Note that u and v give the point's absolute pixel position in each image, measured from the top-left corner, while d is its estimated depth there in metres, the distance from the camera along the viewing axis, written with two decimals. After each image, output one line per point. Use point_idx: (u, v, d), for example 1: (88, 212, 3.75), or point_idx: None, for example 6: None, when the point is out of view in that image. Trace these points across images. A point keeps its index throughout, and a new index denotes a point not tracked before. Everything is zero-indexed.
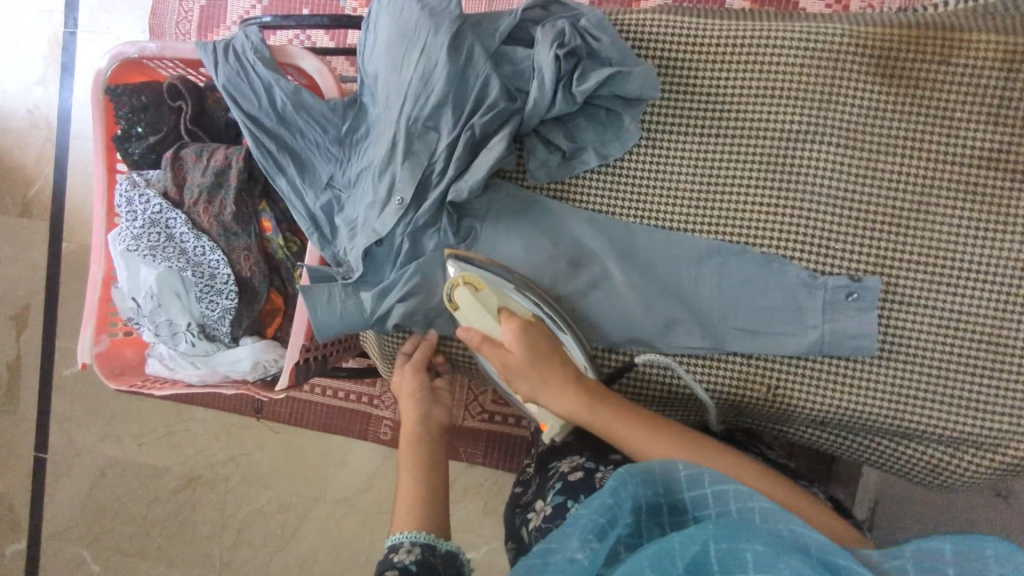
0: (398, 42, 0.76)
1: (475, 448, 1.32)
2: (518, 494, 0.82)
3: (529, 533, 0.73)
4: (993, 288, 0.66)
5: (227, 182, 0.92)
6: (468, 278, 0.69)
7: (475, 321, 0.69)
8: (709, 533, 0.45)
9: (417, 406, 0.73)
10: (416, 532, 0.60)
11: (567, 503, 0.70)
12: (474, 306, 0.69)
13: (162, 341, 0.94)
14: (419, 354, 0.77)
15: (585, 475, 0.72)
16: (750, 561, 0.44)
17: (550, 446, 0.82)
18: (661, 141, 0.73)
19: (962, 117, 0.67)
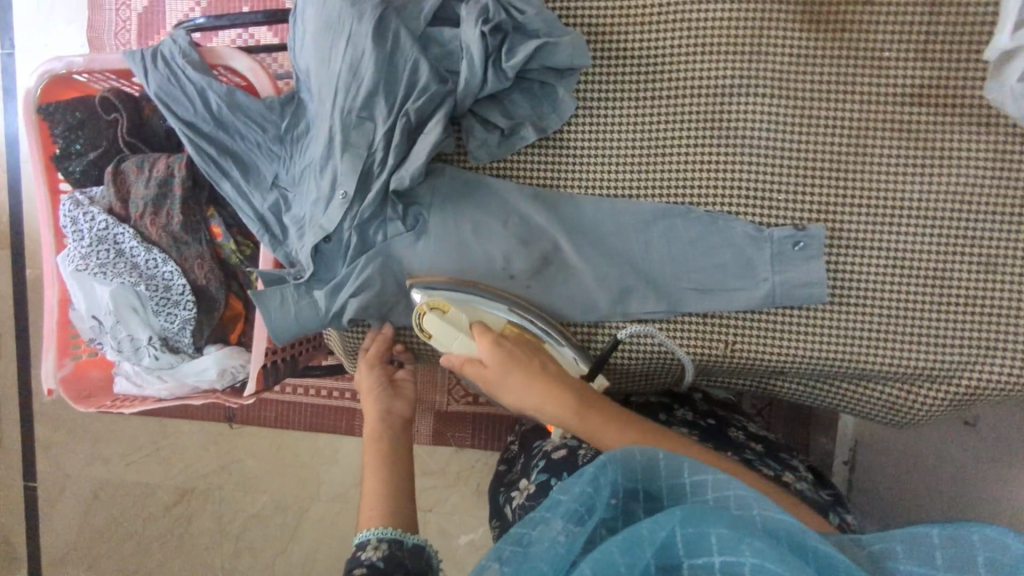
0: (322, 34, 0.74)
1: (463, 431, 1.33)
2: (502, 474, 0.82)
3: (512, 510, 0.73)
4: (933, 223, 0.67)
5: (171, 192, 0.90)
6: (433, 303, 0.69)
7: (452, 345, 0.69)
8: (677, 519, 0.46)
9: (376, 402, 0.73)
10: (382, 528, 0.61)
11: (550, 482, 0.70)
12: (445, 331, 0.69)
13: (125, 357, 0.93)
14: (375, 348, 0.76)
15: (567, 453, 0.71)
16: (715, 544, 0.44)
17: (533, 427, 0.83)
18: (596, 109, 0.73)
19: (890, 56, 0.68)
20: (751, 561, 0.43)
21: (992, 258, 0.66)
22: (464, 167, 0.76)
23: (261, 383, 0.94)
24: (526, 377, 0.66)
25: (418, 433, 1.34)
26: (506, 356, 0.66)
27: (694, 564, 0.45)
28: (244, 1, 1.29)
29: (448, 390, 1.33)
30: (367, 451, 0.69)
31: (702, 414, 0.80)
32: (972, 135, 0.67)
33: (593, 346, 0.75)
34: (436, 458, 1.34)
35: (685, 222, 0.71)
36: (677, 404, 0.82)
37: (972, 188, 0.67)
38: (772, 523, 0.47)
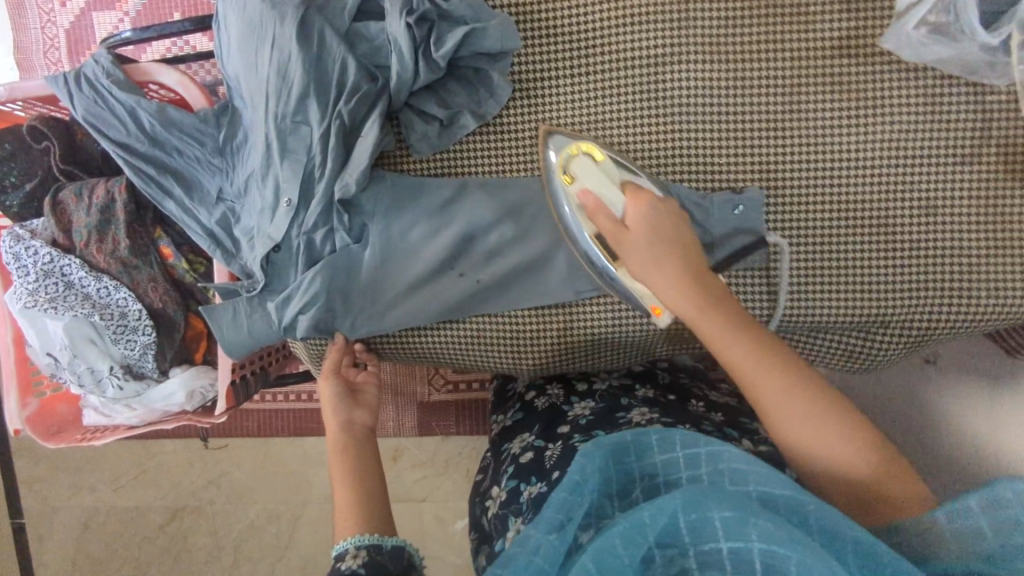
0: (247, 40, 0.72)
1: (447, 419, 1.33)
2: (478, 483, 0.82)
3: (488, 521, 0.73)
4: (869, 172, 0.68)
5: (114, 217, 0.88)
6: (588, 149, 0.68)
7: (590, 184, 0.66)
8: (680, 505, 0.46)
9: (336, 411, 0.72)
10: (359, 536, 0.61)
11: (520, 486, 0.70)
12: (595, 173, 0.66)
13: (88, 390, 0.91)
14: (332, 355, 0.76)
15: (535, 456, 0.73)
16: (720, 530, 0.45)
17: (502, 429, 0.83)
18: (530, 91, 0.72)
19: (815, 9, 0.68)
20: (758, 546, 0.43)
21: (931, 201, 0.68)
22: (399, 169, 0.76)
23: (233, 400, 0.94)
24: (674, 249, 0.63)
25: (403, 426, 1.34)
26: (652, 223, 0.63)
27: (700, 551, 0.45)
28: (174, 8, 1.25)
29: (428, 380, 1.34)
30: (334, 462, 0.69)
31: (661, 390, 0.81)
32: (900, 81, 0.67)
33: (564, 328, 0.76)
34: (424, 448, 1.34)
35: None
36: (636, 381, 0.83)
37: (905, 134, 0.68)
38: (765, 495, 0.49)
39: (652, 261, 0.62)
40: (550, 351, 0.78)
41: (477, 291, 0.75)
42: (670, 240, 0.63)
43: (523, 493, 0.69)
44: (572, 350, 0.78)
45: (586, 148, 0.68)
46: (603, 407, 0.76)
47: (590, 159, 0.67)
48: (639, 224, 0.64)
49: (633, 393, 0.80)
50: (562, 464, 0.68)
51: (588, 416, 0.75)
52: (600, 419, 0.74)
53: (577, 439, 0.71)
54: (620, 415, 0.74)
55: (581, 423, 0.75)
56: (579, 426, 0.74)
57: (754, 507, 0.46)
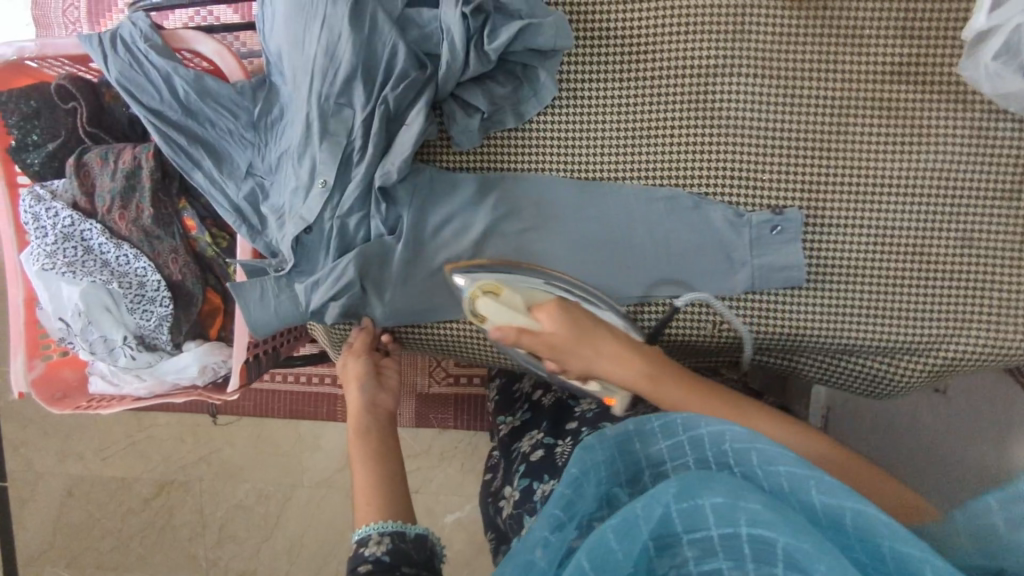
0: (296, 17, 0.71)
1: (446, 412, 1.33)
2: (489, 482, 0.82)
3: (502, 520, 0.74)
4: (910, 200, 0.69)
5: (139, 184, 0.86)
6: (485, 287, 0.68)
7: (506, 321, 0.68)
8: (671, 494, 0.44)
9: (360, 392, 0.72)
10: (383, 522, 0.58)
11: (533, 484, 0.71)
12: (502, 310, 0.67)
13: (99, 358, 0.89)
14: (360, 338, 0.77)
15: (545, 454, 0.73)
16: (710, 515, 0.43)
17: (510, 429, 0.83)
18: (577, 93, 0.72)
19: (871, 31, 0.68)
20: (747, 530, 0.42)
21: (969, 235, 0.68)
22: (436, 159, 0.76)
23: (246, 378, 0.93)
24: (578, 320, 0.67)
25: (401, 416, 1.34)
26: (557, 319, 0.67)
27: (694, 539, 0.44)
28: None
29: (429, 372, 1.34)
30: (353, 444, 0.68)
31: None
32: (950, 114, 0.68)
33: None
34: (420, 440, 1.34)
35: (655, 202, 0.72)
36: None
37: (952, 166, 0.68)
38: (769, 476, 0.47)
39: (586, 357, 0.68)
40: None
41: None
42: (588, 337, 0.67)
43: (537, 491, 0.70)
44: None
45: (488, 285, 0.68)
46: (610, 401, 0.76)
47: (493, 295, 0.68)
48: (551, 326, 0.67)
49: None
50: None
51: (594, 409, 0.75)
52: (607, 411, 0.74)
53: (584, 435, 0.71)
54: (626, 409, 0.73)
55: (587, 416, 0.75)
56: (586, 420, 0.74)
57: (751, 489, 0.44)
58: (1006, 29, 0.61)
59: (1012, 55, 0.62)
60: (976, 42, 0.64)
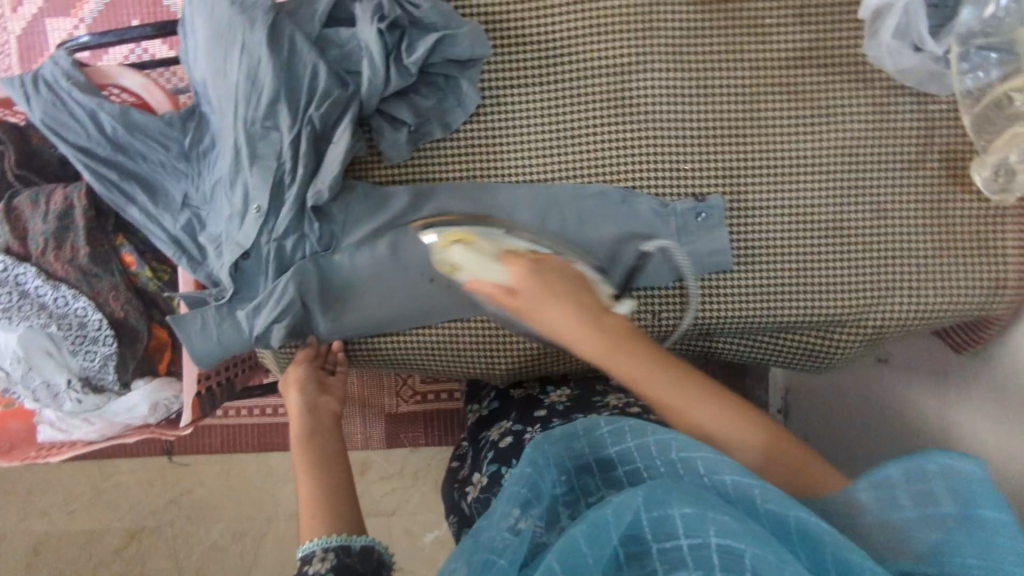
0: (215, 44, 0.72)
1: (416, 430, 1.33)
2: (455, 470, 0.84)
3: (468, 505, 0.74)
4: (824, 178, 0.72)
5: (73, 224, 0.85)
6: (455, 236, 0.64)
7: (478, 274, 0.62)
8: (641, 502, 0.45)
9: (299, 398, 0.73)
10: (327, 537, 0.58)
11: (502, 468, 0.72)
12: (477, 259, 0.62)
13: (44, 404, 0.89)
14: (303, 352, 0.77)
15: (514, 440, 0.76)
16: (680, 526, 0.44)
17: (479, 418, 0.86)
18: (500, 100, 0.74)
19: (771, 21, 0.71)
20: (716, 540, 0.42)
21: (884, 206, 0.72)
22: (367, 176, 0.76)
23: (199, 413, 0.92)
24: (552, 300, 0.62)
25: (371, 438, 1.33)
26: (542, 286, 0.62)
27: (663, 550, 0.44)
28: (133, 15, 1.27)
29: (396, 392, 1.33)
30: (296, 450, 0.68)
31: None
32: (854, 92, 0.71)
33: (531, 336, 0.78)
34: (393, 461, 1.33)
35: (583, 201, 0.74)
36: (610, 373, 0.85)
37: (860, 141, 0.71)
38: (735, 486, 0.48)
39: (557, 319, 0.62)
40: (518, 354, 0.79)
41: (447, 292, 0.75)
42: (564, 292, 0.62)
43: (505, 475, 0.71)
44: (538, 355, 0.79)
45: (455, 235, 0.64)
46: (579, 394, 0.81)
47: (462, 245, 0.63)
48: (528, 292, 0.62)
49: (608, 382, 0.83)
50: None
51: (565, 402, 0.79)
52: (577, 403, 0.78)
53: (555, 422, 0.75)
54: (597, 399, 0.78)
55: (558, 408, 0.79)
56: (556, 411, 0.78)
57: (720, 504, 0.45)
58: (895, 10, 0.65)
59: (906, 33, 0.66)
60: (873, 25, 0.68)
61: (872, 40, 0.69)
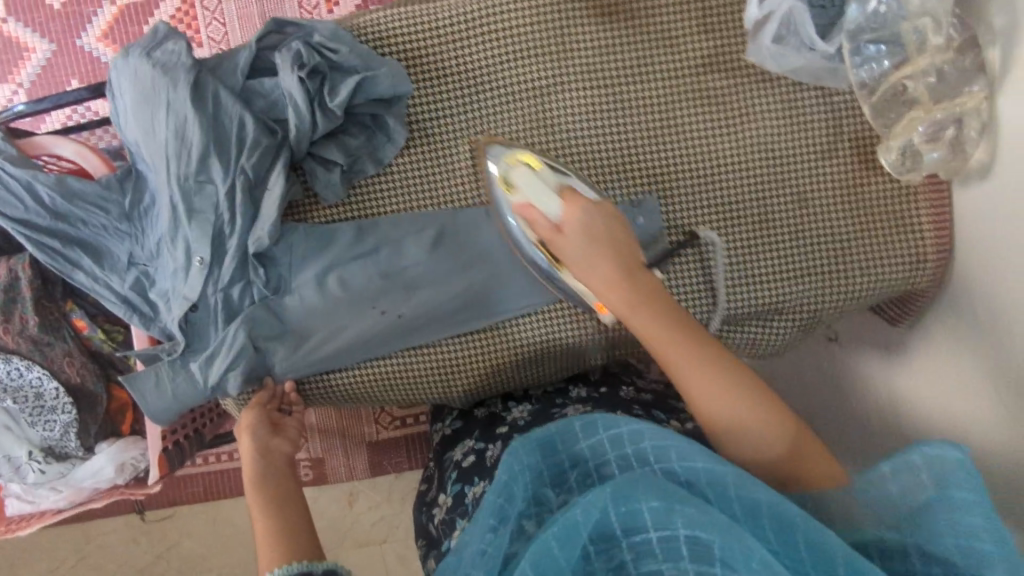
0: (141, 106, 0.73)
1: (399, 456, 1.33)
2: (423, 492, 0.87)
3: (434, 527, 0.77)
4: (745, 176, 0.75)
5: (21, 296, 0.84)
6: (524, 160, 0.67)
7: (536, 199, 0.64)
8: (607, 498, 0.46)
9: (251, 440, 0.72)
10: (287, 566, 0.58)
11: (464, 488, 0.75)
12: (535, 183, 0.65)
13: (8, 477, 0.88)
14: (260, 394, 0.77)
15: (476, 459, 0.78)
16: (649, 521, 0.45)
17: (444, 437, 0.88)
18: (430, 132, 0.76)
19: (678, 32, 0.74)
20: (683, 533, 0.45)
21: (800, 197, 0.75)
22: (305, 218, 0.78)
23: (166, 468, 0.92)
24: (602, 255, 0.61)
25: (354, 470, 1.33)
26: (586, 228, 0.62)
27: (633, 543, 0.46)
28: (73, 75, 1.29)
29: (375, 419, 1.33)
30: (253, 493, 0.67)
31: (594, 384, 0.86)
32: (762, 92, 0.74)
33: (489, 352, 0.80)
34: (379, 488, 1.33)
35: None
36: (572, 384, 0.86)
37: (776, 138, 0.75)
38: (690, 469, 0.50)
39: (583, 260, 0.61)
40: (476, 374, 0.81)
41: (399, 324, 0.78)
42: (607, 245, 0.61)
43: (468, 494, 0.74)
44: (498, 372, 0.81)
45: (524, 158, 0.67)
46: (539, 407, 0.82)
47: (529, 169, 0.66)
48: (574, 232, 0.62)
49: (568, 394, 0.84)
50: None
51: (525, 416, 0.80)
52: (537, 418, 0.79)
53: (514, 439, 0.76)
54: (556, 412, 0.79)
55: (519, 424, 0.80)
56: (517, 427, 0.79)
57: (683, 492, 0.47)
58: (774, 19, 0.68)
59: (787, 37, 0.69)
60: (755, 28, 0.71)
61: (752, 43, 0.71)
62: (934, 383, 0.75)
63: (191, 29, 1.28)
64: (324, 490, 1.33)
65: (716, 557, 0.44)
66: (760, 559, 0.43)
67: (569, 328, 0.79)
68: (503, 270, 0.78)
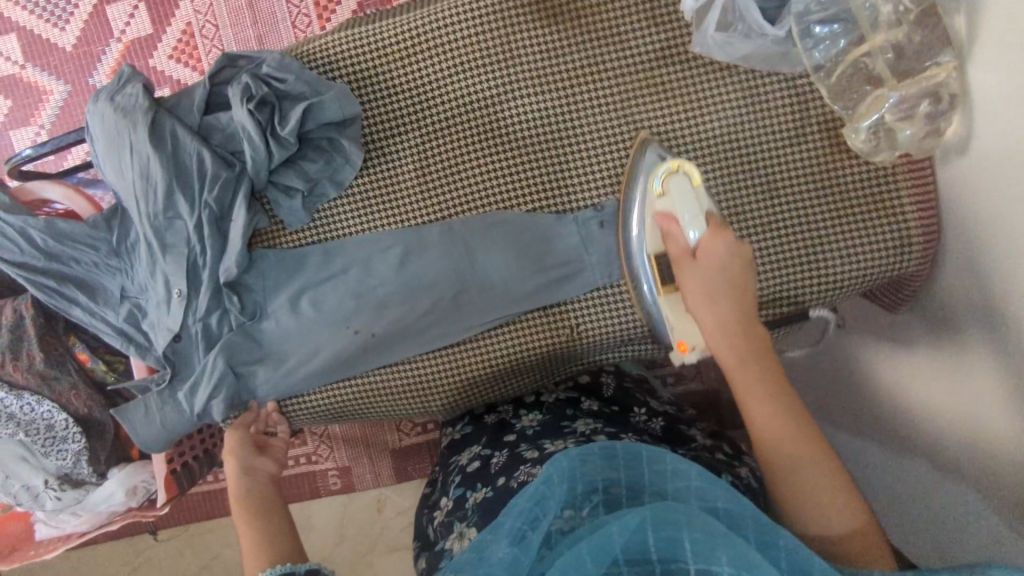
0: (110, 150, 0.76)
1: (423, 462, 1.35)
2: (427, 495, 0.85)
3: (434, 529, 0.75)
4: (708, 170, 0.73)
5: (25, 334, 0.89)
6: (688, 171, 0.66)
7: (681, 211, 0.63)
8: (648, 519, 0.44)
9: (235, 460, 0.73)
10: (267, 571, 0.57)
11: (466, 493, 0.73)
12: (686, 197, 0.64)
13: (28, 505, 0.93)
14: (245, 417, 0.79)
15: (480, 465, 0.75)
16: (690, 551, 0.43)
17: (452, 441, 0.85)
18: (388, 152, 0.76)
19: (625, 28, 0.72)
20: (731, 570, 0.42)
21: (769, 187, 0.72)
22: (273, 245, 0.79)
23: (175, 490, 0.96)
24: (726, 293, 0.58)
25: (381, 477, 1.35)
26: (723, 262, 0.59)
27: (669, 569, 0.44)
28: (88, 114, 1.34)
29: (397, 427, 1.35)
30: (237, 506, 0.68)
31: (607, 402, 0.85)
32: (719, 82, 0.72)
33: (468, 367, 0.79)
34: (406, 495, 1.35)
35: (483, 234, 0.76)
36: (584, 397, 0.85)
37: (737, 128, 0.72)
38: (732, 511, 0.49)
39: (704, 287, 0.59)
40: (454, 389, 0.80)
41: (373, 342, 0.77)
42: (735, 286, 0.59)
43: (469, 499, 0.71)
44: (480, 383, 0.80)
45: (687, 168, 0.67)
46: (549, 418, 0.78)
47: (687, 181, 0.66)
48: (710, 259, 0.60)
49: (580, 406, 0.82)
50: (507, 470, 0.70)
51: (534, 427, 0.77)
52: (547, 428, 0.76)
53: (521, 449, 0.73)
54: (566, 425, 0.76)
55: (529, 433, 0.76)
56: (525, 436, 0.76)
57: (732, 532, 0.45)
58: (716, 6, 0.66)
59: (731, 24, 0.67)
60: (699, 17, 0.70)
61: (696, 33, 0.70)
62: (951, 380, 0.70)
63: (192, 60, 1.31)
64: (349, 498, 1.36)
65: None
66: None
67: (551, 332, 0.77)
68: (472, 279, 0.76)
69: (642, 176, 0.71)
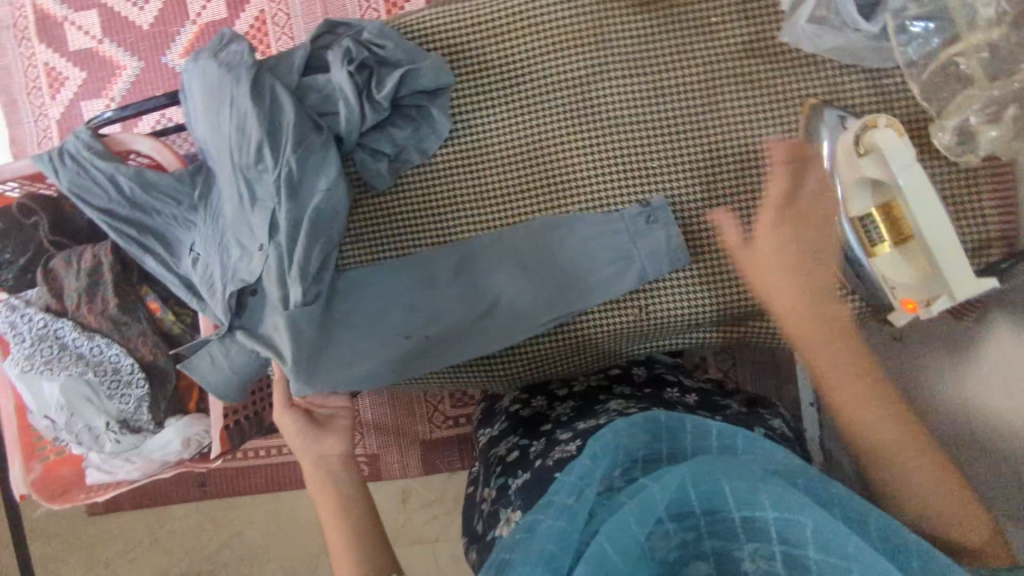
0: (210, 102, 0.79)
1: (452, 456, 1.34)
2: (471, 493, 0.85)
3: (482, 522, 0.74)
4: (786, 160, 0.75)
5: (102, 278, 0.94)
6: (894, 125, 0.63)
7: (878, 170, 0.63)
8: (686, 476, 0.46)
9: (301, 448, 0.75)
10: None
11: (507, 482, 0.72)
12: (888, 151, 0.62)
13: (87, 446, 0.94)
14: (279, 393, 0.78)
15: (520, 453, 0.75)
16: (730, 501, 0.46)
17: (488, 439, 0.85)
18: (474, 122, 0.79)
19: (717, 21, 0.76)
20: (771, 512, 0.44)
21: None
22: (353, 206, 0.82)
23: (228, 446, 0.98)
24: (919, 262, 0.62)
25: (409, 467, 1.35)
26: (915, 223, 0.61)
27: (711, 518, 0.47)
28: (157, 87, 1.39)
29: (429, 418, 1.35)
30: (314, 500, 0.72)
31: (639, 385, 0.84)
32: (806, 75, 0.74)
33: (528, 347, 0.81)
34: (434, 488, 1.36)
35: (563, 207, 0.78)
36: (615, 383, 0.85)
37: None
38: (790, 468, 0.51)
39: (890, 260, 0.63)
40: (514, 362, 0.83)
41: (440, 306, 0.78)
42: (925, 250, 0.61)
43: (510, 487, 0.70)
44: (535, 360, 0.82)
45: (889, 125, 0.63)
46: (582, 403, 0.79)
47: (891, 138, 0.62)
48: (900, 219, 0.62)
49: (612, 391, 0.82)
50: (545, 453, 0.71)
51: (569, 412, 0.78)
52: (579, 413, 0.77)
53: (558, 434, 0.73)
54: (599, 406, 0.76)
55: (564, 420, 0.77)
56: (561, 422, 0.76)
57: (770, 476, 0.47)
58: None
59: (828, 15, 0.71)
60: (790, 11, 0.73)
61: (788, 22, 0.73)
62: None
63: (261, 46, 1.37)
64: (378, 485, 1.36)
65: (808, 542, 0.43)
66: (855, 542, 0.42)
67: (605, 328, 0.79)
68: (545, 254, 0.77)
69: (825, 135, 0.71)
